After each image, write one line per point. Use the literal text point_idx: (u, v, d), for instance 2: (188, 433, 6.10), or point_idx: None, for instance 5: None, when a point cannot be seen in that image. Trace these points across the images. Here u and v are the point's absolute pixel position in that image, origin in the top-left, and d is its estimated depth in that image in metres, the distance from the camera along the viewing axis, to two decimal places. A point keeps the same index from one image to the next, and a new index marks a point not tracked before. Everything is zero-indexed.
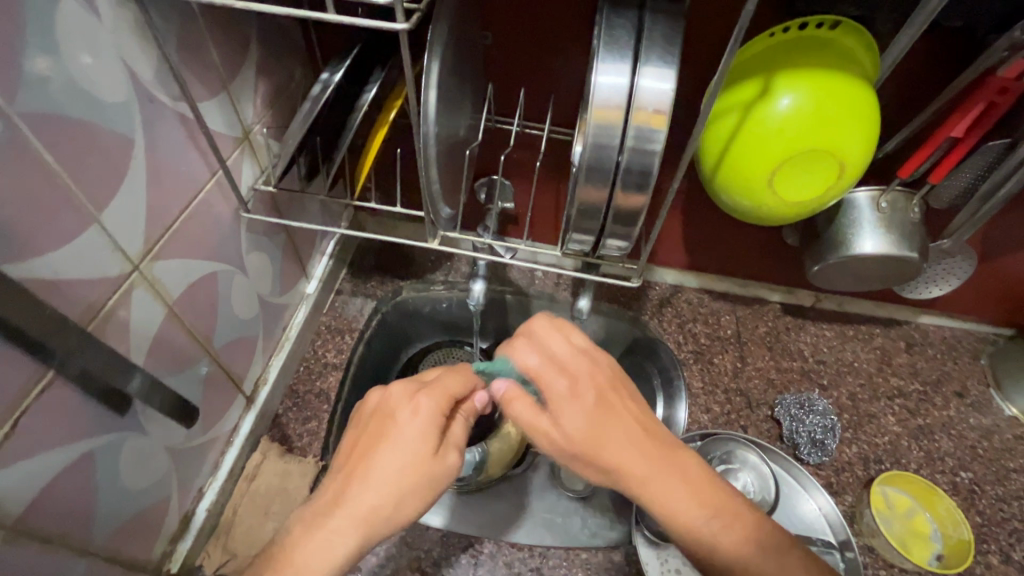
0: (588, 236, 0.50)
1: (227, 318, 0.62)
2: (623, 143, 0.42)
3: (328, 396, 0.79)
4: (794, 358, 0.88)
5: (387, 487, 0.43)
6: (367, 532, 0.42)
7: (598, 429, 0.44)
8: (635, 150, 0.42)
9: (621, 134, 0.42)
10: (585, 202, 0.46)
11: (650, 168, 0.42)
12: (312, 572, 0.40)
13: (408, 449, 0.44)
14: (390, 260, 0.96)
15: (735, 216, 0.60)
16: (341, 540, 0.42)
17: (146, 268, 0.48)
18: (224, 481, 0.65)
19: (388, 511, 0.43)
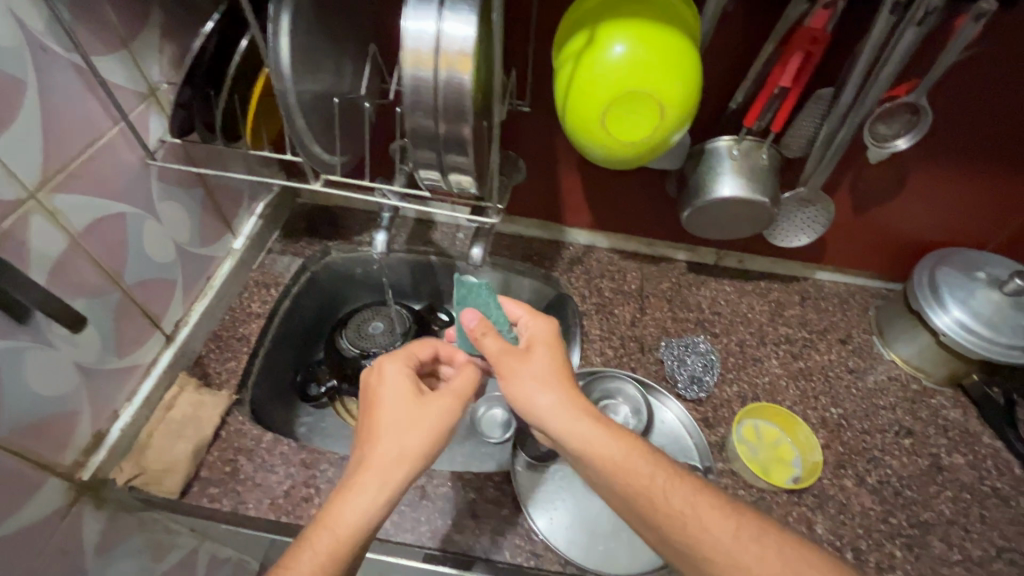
0: (434, 169, 0.57)
1: (139, 257, 0.70)
2: (437, 84, 0.49)
3: (248, 339, 0.86)
4: (690, 309, 0.95)
5: (394, 431, 0.54)
6: (389, 475, 0.52)
7: (578, 424, 0.55)
8: (446, 85, 0.49)
9: (434, 77, 0.49)
10: (417, 135, 0.53)
11: (462, 99, 0.49)
12: (359, 512, 0.50)
13: (393, 403, 0.57)
14: (320, 224, 1.04)
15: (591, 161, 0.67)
16: (371, 483, 0.51)
17: (43, 198, 0.55)
18: (139, 407, 0.72)
19: (404, 445, 0.54)
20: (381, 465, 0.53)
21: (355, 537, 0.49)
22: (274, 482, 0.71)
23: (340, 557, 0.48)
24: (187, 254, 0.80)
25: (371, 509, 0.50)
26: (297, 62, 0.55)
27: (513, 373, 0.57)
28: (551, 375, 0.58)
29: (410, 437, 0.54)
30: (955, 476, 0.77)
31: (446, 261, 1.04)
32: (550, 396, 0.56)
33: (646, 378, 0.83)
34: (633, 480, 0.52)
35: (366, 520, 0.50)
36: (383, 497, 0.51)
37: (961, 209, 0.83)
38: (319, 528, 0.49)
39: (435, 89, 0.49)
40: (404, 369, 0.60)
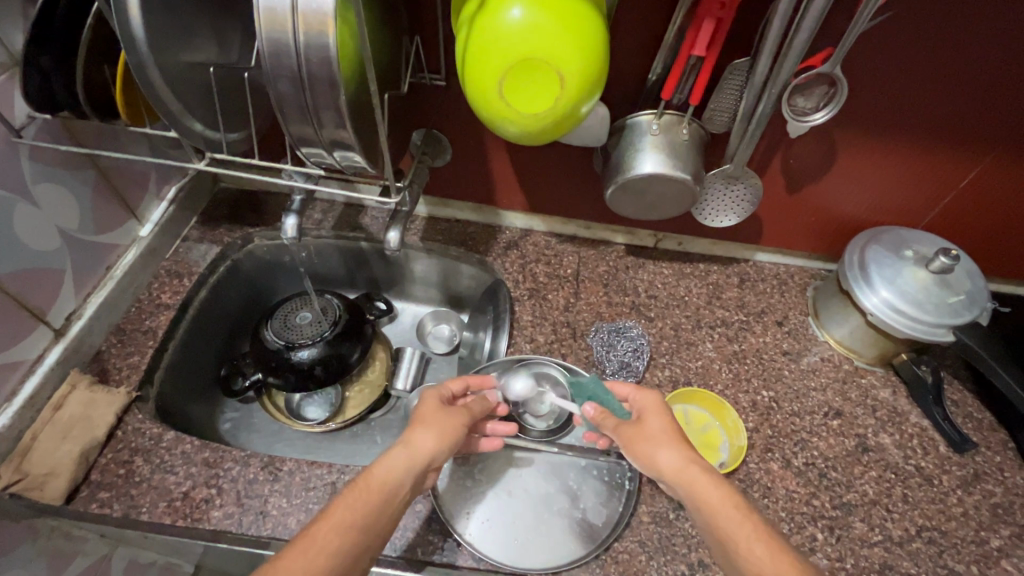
0: (315, 144, 0.52)
1: (11, 244, 0.64)
2: (298, 44, 0.44)
3: (155, 333, 0.80)
4: (627, 293, 0.92)
5: (424, 425, 0.63)
6: (416, 455, 0.60)
7: (689, 472, 0.57)
8: (309, 48, 0.44)
9: (294, 37, 0.44)
10: (287, 105, 0.48)
11: (328, 65, 0.45)
12: (387, 472, 0.57)
13: (427, 406, 0.66)
14: (242, 210, 0.98)
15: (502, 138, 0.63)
16: (400, 456, 0.59)
17: None
18: (22, 408, 0.67)
19: (433, 436, 0.62)
20: (410, 446, 0.61)
21: (385, 500, 0.56)
22: (172, 483, 0.67)
23: (372, 513, 0.53)
24: (77, 242, 0.74)
25: (400, 473, 0.58)
26: (156, 25, 0.50)
27: (634, 440, 0.63)
28: (653, 436, 0.62)
29: (435, 429, 0.63)
30: (881, 456, 0.76)
31: (378, 248, 1.00)
32: (666, 449, 0.60)
33: (575, 366, 0.81)
34: (731, 528, 0.52)
35: (396, 480, 0.57)
36: (409, 470, 0.59)
37: (889, 187, 0.82)
38: (353, 488, 0.55)
39: (297, 53, 0.45)
40: (437, 392, 0.69)
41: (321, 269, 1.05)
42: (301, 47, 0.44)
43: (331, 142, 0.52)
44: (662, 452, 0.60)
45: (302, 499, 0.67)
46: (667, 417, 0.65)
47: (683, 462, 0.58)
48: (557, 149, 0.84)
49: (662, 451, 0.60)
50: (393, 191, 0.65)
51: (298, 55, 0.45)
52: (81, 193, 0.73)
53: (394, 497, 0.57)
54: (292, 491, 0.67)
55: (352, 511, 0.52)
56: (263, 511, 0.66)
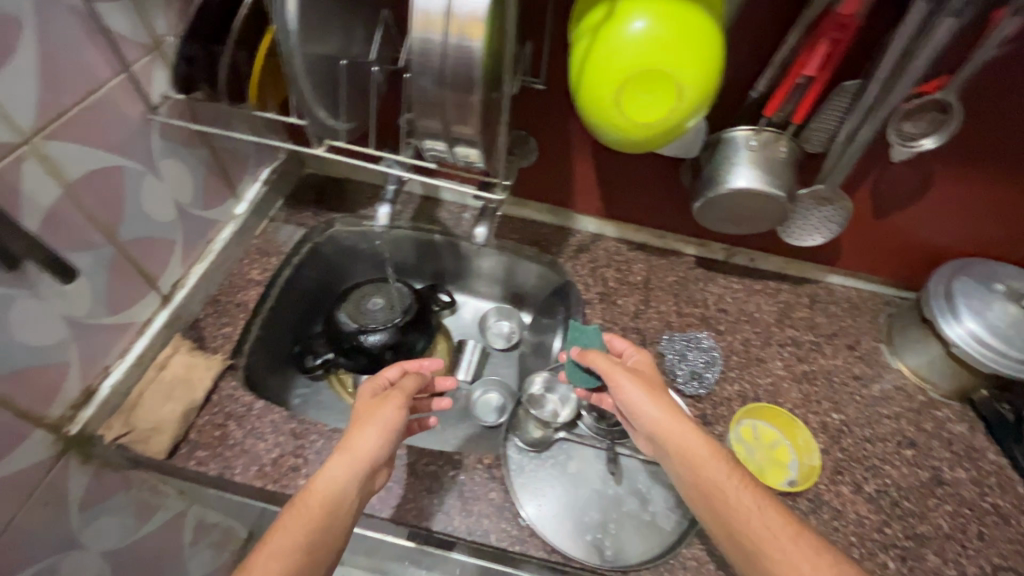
0: (439, 140, 0.55)
1: (137, 213, 0.68)
2: (445, 45, 0.47)
3: (246, 307, 0.85)
4: (696, 304, 0.93)
5: (359, 427, 0.65)
6: (355, 459, 0.62)
7: (672, 418, 0.63)
8: (456, 50, 0.47)
9: (442, 38, 0.47)
10: (424, 101, 0.51)
11: (471, 68, 0.47)
12: (329, 483, 0.60)
13: (361, 407, 0.68)
14: (326, 195, 1.02)
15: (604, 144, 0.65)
16: (341, 463, 0.62)
17: (38, 144, 0.53)
18: (131, 366, 0.71)
19: (369, 436, 0.64)
20: (349, 451, 0.63)
21: (330, 509, 0.59)
22: (262, 450, 0.71)
23: (316, 526, 0.57)
24: (187, 216, 0.78)
25: (340, 483, 0.60)
26: (307, 20, 0.54)
27: (627, 395, 0.66)
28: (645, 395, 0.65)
29: (368, 430, 0.64)
30: (956, 491, 0.75)
31: (451, 242, 1.03)
32: (656, 405, 0.63)
33: None
34: (719, 485, 0.58)
35: (338, 491, 0.60)
36: (351, 476, 0.61)
37: (981, 219, 0.80)
38: (296, 506, 0.58)
39: (444, 54, 0.47)
40: (369, 388, 0.71)
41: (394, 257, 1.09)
42: (448, 49, 0.46)
43: (456, 139, 0.54)
44: (653, 411, 0.63)
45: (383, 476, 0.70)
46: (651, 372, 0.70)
47: (671, 417, 0.63)
48: (642, 157, 0.85)
49: (645, 397, 0.65)
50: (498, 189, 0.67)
51: (446, 56, 0.47)
52: (195, 169, 0.78)
53: (339, 505, 0.60)
54: None
55: (298, 530, 0.56)
56: None
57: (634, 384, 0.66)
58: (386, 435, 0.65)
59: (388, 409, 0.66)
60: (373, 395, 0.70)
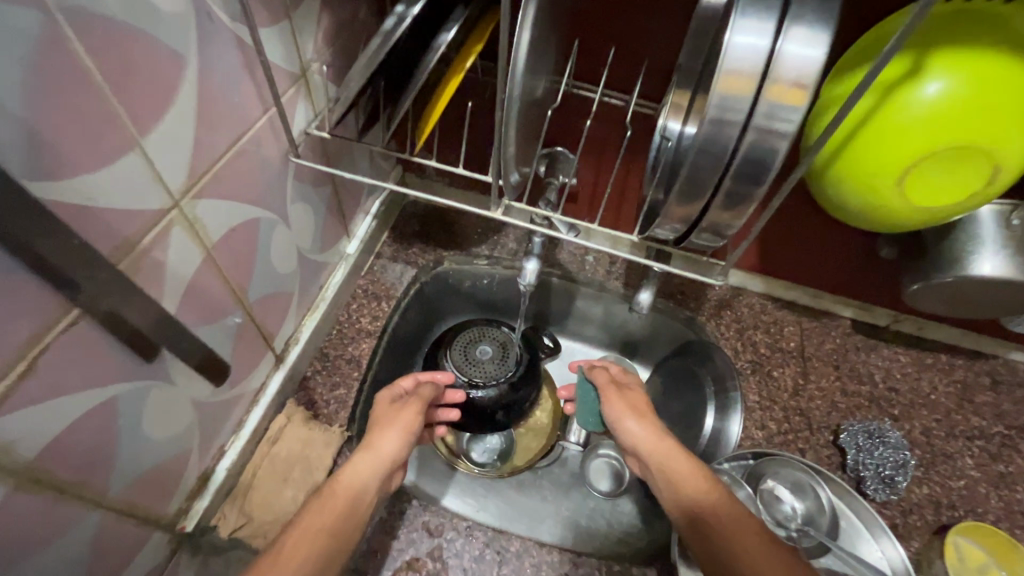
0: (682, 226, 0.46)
1: (265, 270, 0.58)
2: (748, 120, 0.38)
3: (358, 363, 0.75)
4: (862, 382, 0.80)
5: (379, 426, 0.62)
6: (379, 456, 0.58)
7: (665, 446, 0.57)
8: (761, 132, 0.38)
9: (748, 109, 0.38)
10: (691, 180, 0.42)
11: (773, 153, 0.39)
12: (354, 478, 0.56)
13: (381, 405, 0.63)
14: (433, 228, 0.91)
15: (842, 218, 0.53)
16: (365, 459, 0.58)
17: (186, 206, 0.43)
18: (247, 441, 0.62)
19: (392, 437, 0.60)
20: (375, 449, 0.59)
21: (353, 505, 0.54)
22: None
23: (340, 518, 0.52)
24: (306, 263, 0.68)
25: (367, 478, 0.57)
26: (526, 68, 0.43)
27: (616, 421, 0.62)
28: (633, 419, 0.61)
29: (385, 431, 0.60)
30: None
31: (569, 286, 0.91)
32: (640, 426, 0.60)
33: (820, 466, 0.70)
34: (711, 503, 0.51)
35: (362, 485, 0.56)
36: (375, 472, 0.58)
37: None
38: (319, 498, 0.53)
39: (740, 131, 0.39)
40: (388, 390, 0.65)
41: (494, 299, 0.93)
42: (754, 125, 0.38)
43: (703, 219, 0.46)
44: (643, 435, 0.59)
45: None
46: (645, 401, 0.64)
47: (658, 440, 0.58)
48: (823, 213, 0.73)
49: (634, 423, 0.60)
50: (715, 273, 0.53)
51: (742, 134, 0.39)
52: (319, 211, 0.68)
53: (361, 503, 0.55)
54: None
55: (325, 517, 0.51)
56: None
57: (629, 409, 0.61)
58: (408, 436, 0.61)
59: (408, 412, 0.62)
60: (394, 396, 0.64)
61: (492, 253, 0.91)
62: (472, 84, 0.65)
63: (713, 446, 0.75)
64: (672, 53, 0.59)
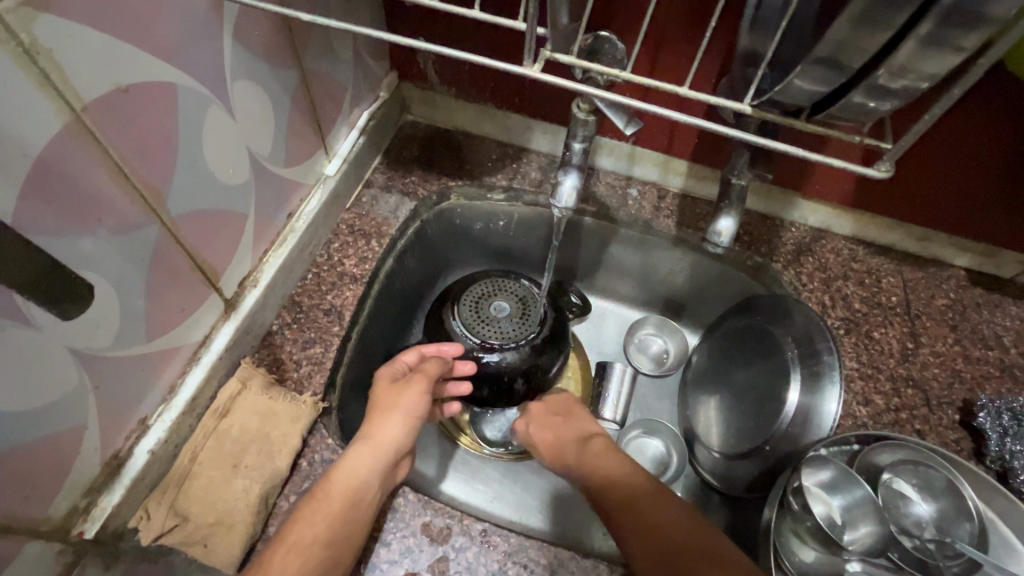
0: None
1: (194, 171, 0.41)
2: None
3: (340, 315, 0.57)
4: (988, 346, 0.62)
5: (378, 412, 0.50)
6: (380, 445, 0.48)
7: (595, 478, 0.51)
8: None
9: None
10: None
11: None
12: (351, 478, 0.45)
13: (379, 387, 0.53)
14: (438, 152, 0.72)
15: None
16: (361, 453, 0.47)
17: (10, 14, 0.26)
18: (181, 414, 0.45)
19: (392, 426, 0.50)
20: (374, 438, 0.48)
21: (355, 501, 0.45)
22: (384, 562, 0.48)
23: (337, 521, 0.43)
24: (264, 176, 0.50)
25: (366, 473, 0.46)
26: None
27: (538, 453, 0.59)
28: (547, 440, 0.58)
29: (385, 420, 0.50)
30: None
31: (607, 227, 0.73)
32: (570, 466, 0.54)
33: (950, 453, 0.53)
34: (636, 504, 0.47)
35: (362, 482, 0.45)
36: (376, 467, 0.47)
37: None
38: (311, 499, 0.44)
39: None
40: (390, 368, 0.54)
41: (512, 244, 0.76)
42: None
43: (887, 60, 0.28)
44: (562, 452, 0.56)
45: None
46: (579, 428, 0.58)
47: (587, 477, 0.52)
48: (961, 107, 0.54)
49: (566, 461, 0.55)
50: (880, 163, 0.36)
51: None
52: (282, 105, 0.50)
53: (363, 500, 0.45)
54: None
55: (315, 528, 0.42)
56: None
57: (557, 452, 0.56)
58: (413, 422, 0.51)
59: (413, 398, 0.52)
60: (396, 375, 0.54)
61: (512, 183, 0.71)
62: None
63: (799, 423, 0.59)
64: None
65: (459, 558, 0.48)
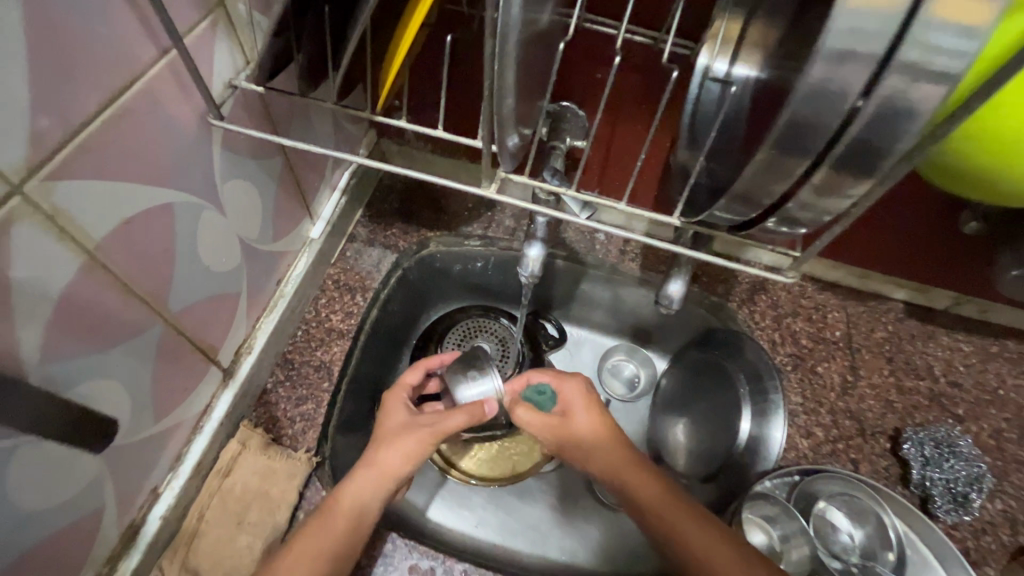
0: (749, 204, 0.33)
1: (190, 269, 0.45)
2: (887, 54, 0.24)
3: (329, 371, 0.62)
4: (920, 376, 0.69)
5: (390, 435, 0.51)
6: (388, 469, 0.49)
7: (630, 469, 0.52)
8: (909, 70, 0.24)
9: (892, 36, 0.23)
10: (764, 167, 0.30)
11: (916, 107, 0.25)
12: (356, 503, 0.48)
13: (390, 417, 0.53)
14: (418, 204, 0.76)
15: (925, 173, 0.40)
16: (365, 479, 0.49)
17: (36, 192, 0.30)
18: (188, 479, 0.50)
19: (402, 451, 0.50)
20: (374, 461, 0.49)
21: (357, 520, 0.47)
22: None
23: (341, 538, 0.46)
24: (254, 255, 0.55)
25: (368, 500, 0.48)
26: None
27: (559, 422, 0.55)
28: (583, 430, 0.54)
29: (398, 445, 0.50)
30: None
31: (576, 268, 0.78)
32: (600, 449, 0.53)
33: (878, 482, 0.59)
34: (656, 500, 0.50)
35: (365, 509, 0.48)
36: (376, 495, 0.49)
37: None
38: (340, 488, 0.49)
39: (875, 64, 0.24)
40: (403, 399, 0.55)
41: (489, 284, 0.79)
42: (897, 63, 0.24)
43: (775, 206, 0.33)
44: (581, 432, 0.54)
45: None
46: (598, 413, 0.56)
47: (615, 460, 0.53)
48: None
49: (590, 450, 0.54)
50: (787, 270, 0.43)
51: (876, 74, 0.24)
52: (270, 190, 0.54)
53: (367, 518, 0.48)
54: None
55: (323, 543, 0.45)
56: None
57: (582, 446, 0.54)
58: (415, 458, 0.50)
59: (457, 415, 0.52)
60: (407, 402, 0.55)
61: (487, 232, 0.76)
62: (453, 21, 0.51)
63: (750, 453, 0.65)
64: None
65: None
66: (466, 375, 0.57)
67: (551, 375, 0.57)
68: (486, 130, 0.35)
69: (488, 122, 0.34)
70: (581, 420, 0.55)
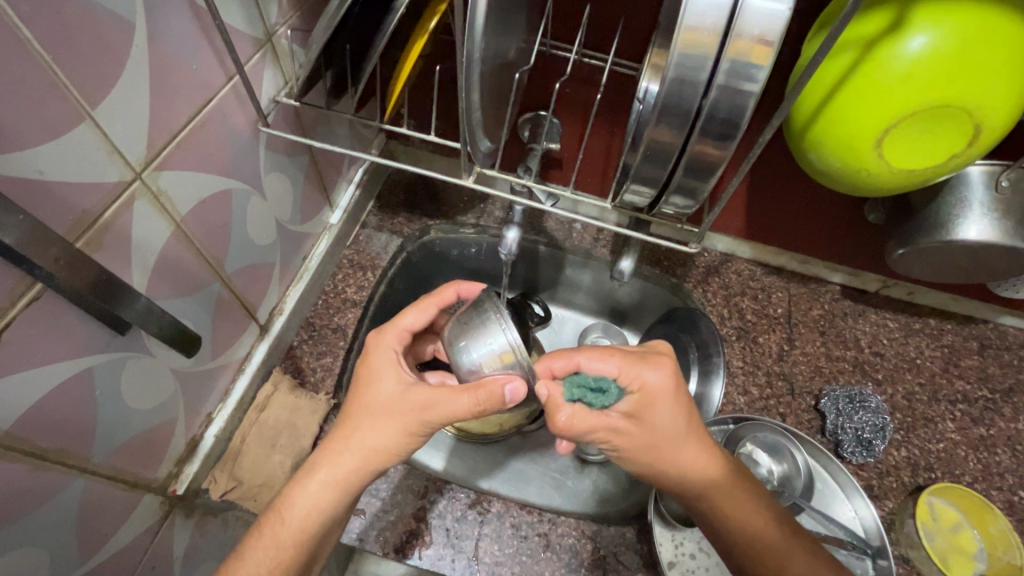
0: (651, 187, 0.45)
1: (241, 241, 0.58)
2: (712, 77, 0.36)
3: (345, 332, 0.75)
4: (848, 346, 0.80)
5: (370, 412, 0.47)
6: (367, 457, 0.47)
7: (718, 487, 0.50)
8: (725, 88, 0.35)
9: (711, 66, 0.35)
10: (653, 163, 0.42)
11: (739, 115, 0.36)
12: (315, 504, 0.47)
13: (381, 385, 0.48)
14: (421, 197, 0.89)
15: (811, 173, 0.51)
16: (332, 473, 0.47)
17: (149, 178, 0.43)
18: (233, 409, 0.63)
19: (378, 436, 0.47)
20: (346, 454, 0.47)
21: (318, 525, 0.47)
22: (380, 510, 0.65)
23: (301, 548, 0.46)
24: (286, 234, 0.68)
25: (328, 505, 0.47)
26: (486, 36, 0.41)
27: (622, 431, 0.48)
28: (662, 436, 0.48)
29: (394, 422, 0.47)
30: None
31: (556, 254, 0.90)
32: (691, 460, 0.49)
33: (800, 431, 0.71)
34: (733, 511, 0.50)
35: (323, 515, 0.47)
36: (340, 491, 0.47)
37: None
38: (330, 448, 0.47)
39: (704, 87, 0.36)
40: (399, 369, 0.49)
41: (482, 267, 0.91)
42: (717, 84, 0.35)
43: (669, 190, 0.45)
44: (656, 439, 0.48)
45: (515, 547, 0.65)
46: (677, 413, 0.48)
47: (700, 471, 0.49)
48: (796, 171, 0.71)
49: (678, 458, 0.49)
50: (692, 241, 0.54)
51: (705, 90, 0.36)
52: (299, 181, 0.68)
53: (328, 522, 0.48)
54: (502, 538, 0.65)
55: (284, 541, 0.46)
56: (474, 557, 0.64)
57: (661, 455, 0.49)
58: (393, 449, 0.47)
59: (461, 399, 0.45)
60: (402, 368, 0.49)
61: (479, 221, 0.88)
62: (446, 47, 0.64)
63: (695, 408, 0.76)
64: (652, 7, 0.56)
65: (434, 508, 0.66)
66: (478, 334, 0.50)
67: (622, 366, 0.47)
68: (463, 135, 0.47)
69: (464, 129, 0.47)
70: (661, 425, 0.48)
